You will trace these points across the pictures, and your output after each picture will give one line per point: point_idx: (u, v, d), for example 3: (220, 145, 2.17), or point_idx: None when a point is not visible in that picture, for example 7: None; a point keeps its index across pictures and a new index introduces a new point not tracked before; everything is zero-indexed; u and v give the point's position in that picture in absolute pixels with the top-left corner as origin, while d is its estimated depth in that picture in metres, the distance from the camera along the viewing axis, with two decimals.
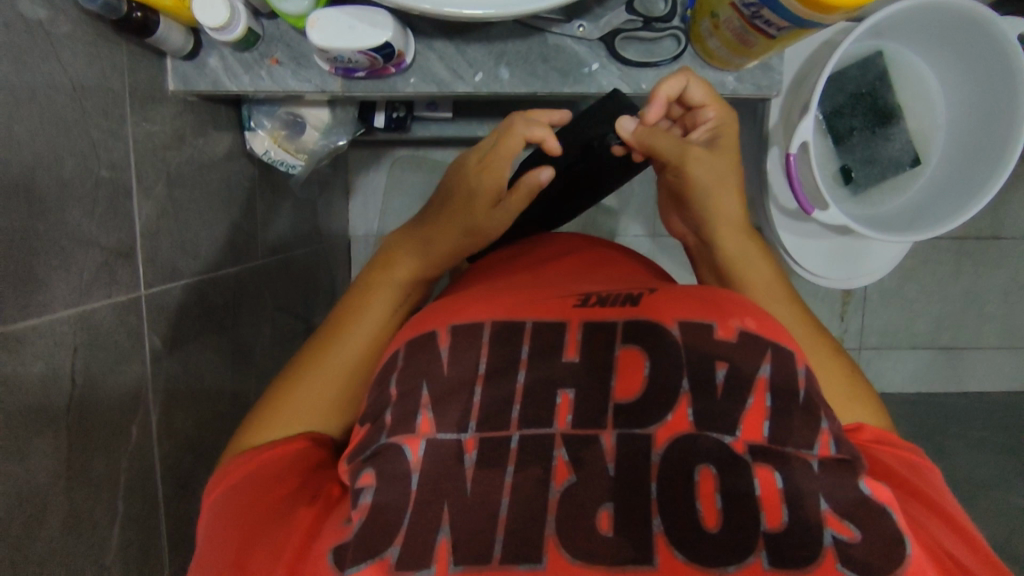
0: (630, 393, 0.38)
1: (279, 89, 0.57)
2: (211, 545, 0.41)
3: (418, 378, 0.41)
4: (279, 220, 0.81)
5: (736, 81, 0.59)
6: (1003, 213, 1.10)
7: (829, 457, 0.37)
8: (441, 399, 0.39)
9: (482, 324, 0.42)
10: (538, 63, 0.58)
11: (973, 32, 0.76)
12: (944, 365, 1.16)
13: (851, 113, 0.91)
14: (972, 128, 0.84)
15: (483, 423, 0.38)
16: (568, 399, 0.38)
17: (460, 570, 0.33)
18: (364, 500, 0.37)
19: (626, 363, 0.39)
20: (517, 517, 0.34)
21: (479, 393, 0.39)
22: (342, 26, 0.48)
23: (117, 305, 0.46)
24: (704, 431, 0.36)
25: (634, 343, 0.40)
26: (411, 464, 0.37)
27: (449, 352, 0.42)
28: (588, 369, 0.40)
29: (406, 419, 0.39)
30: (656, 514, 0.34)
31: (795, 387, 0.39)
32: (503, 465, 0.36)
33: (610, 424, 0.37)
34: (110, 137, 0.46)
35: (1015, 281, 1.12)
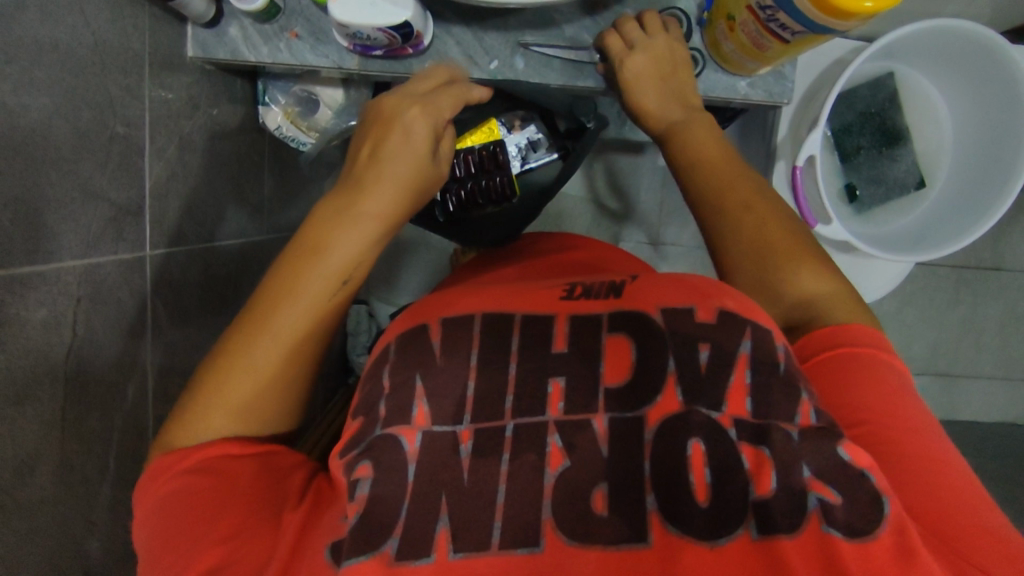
0: (618, 376, 0.38)
1: (297, 63, 0.57)
2: (179, 538, 0.39)
3: (412, 370, 0.41)
4: (285, 199, 0.81)
5: (748, 87, 0.60)
6: (1003, 243, 1.11)
7: (810, 426, 0.37)
8: (435, 390, 0.40)
9: (472, 317, 0.43)
10: (553, 54, 0.59)
11: (983, 59, 0.77)
12: (937, 392, 1.16)
13: (860, 132, 0.92)
14: (979, 152, 0.84)
15: (478, 414, 0.38)
16: (559, 387, 0.39)
17: (460, 557, 0.34)
18: (362, 491, 0.36)
19: (613, 349, 0.40)
20: (514, 503, 0.35)
21: (472, 386, 0.40)
22: (363, 2, 0.48)
23: (122, 263, 0.47)
24: (694, 406, 0.37)
25: (620, 331, 0.41)
26: (408, 455, 0.37)
27: (441, 345, 0.42)
28: (578, 359, 0.40)
29: (402, 409, 0.39)
30: (650, 492, 0.35)
31: (774, 359, 0.39)
32: (498, 453, 0.36)
33: (601, 407, 0.37)
34: (127, 95, 0.46)
35: (1011, 313, 1.13)
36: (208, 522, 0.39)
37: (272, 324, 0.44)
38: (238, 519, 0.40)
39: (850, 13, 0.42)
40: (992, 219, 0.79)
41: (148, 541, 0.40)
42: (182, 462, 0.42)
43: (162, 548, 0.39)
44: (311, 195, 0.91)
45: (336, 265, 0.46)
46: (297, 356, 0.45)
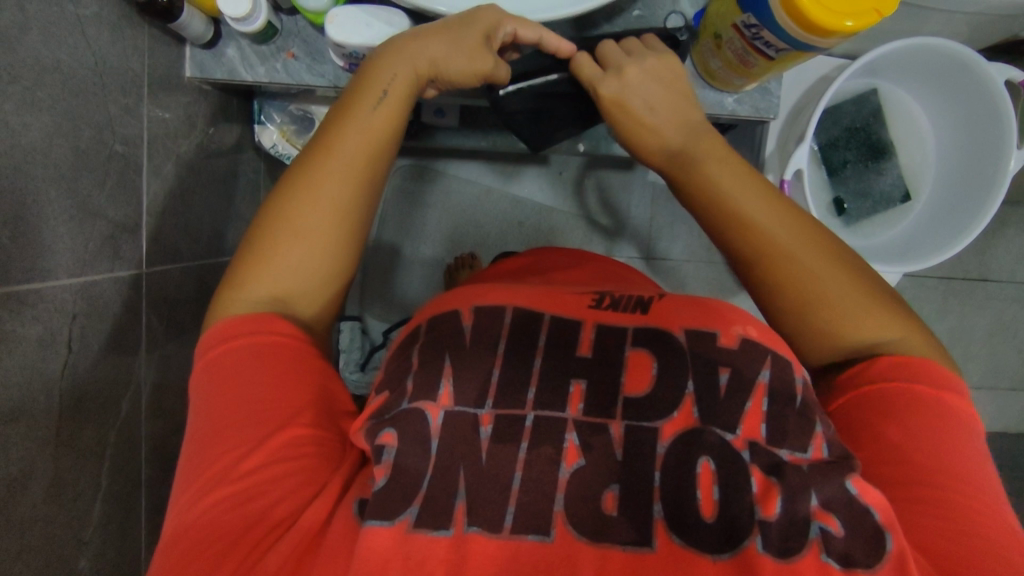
0: (640, 387, 0.39)
1: (293, 83, 0.57)
2: (227, 445, 0.37)
3: (442, 350, 0.42)
4: None
5: (735, 103, 0.61)
6: (988, 253, 1.14)
7: (821, 460, 0.37)
8: (461, 371, 0.40)
9: (504, 308, 0.44)
10: None
11: (962, 76, 0.80)
12: None
13: (846, 146, 0.94)
14: (961, 166, 0.87)
15: (500, 400, 0.39)
16: (580, 389, 0.39)
17: (475, 531, 0.35)
18: (387, 458, 0.37)
19: (634, 363, 0.40)
20: (528, 491, 0.36)
21: (496, 373, 0.40)
22: (359, 22, 0.49)
23: (118, 280, 0.47)
24: (708, 425, 0.37)
25: (644, 346, 0.41)
26: (431, 430, 0.38)
27: (472, 327, 0.43)
28: (599, 364, 0.41)
29: (427, 386, 0.40)
30: (658, 500, 0.35)
31: (792, 392, 0.39)
32: (517, 441, 0.37)
33: (619, 414, 0.38)
34: (125, 114, 0.47)
35: (999, 323, 1.16)
36: (262, 433, 0.38)
37: (305, 202, 0.44)
38: (287, 445, 0.38)
39: (830, 32, 0.43)
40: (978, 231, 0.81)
41: (198, 422, 0.39)
42: (241, 333, 0.41)
43: (210, 437, 0.38)
44: None
45: (383, 118, 0.46)
46: (341, 225, 0.45)
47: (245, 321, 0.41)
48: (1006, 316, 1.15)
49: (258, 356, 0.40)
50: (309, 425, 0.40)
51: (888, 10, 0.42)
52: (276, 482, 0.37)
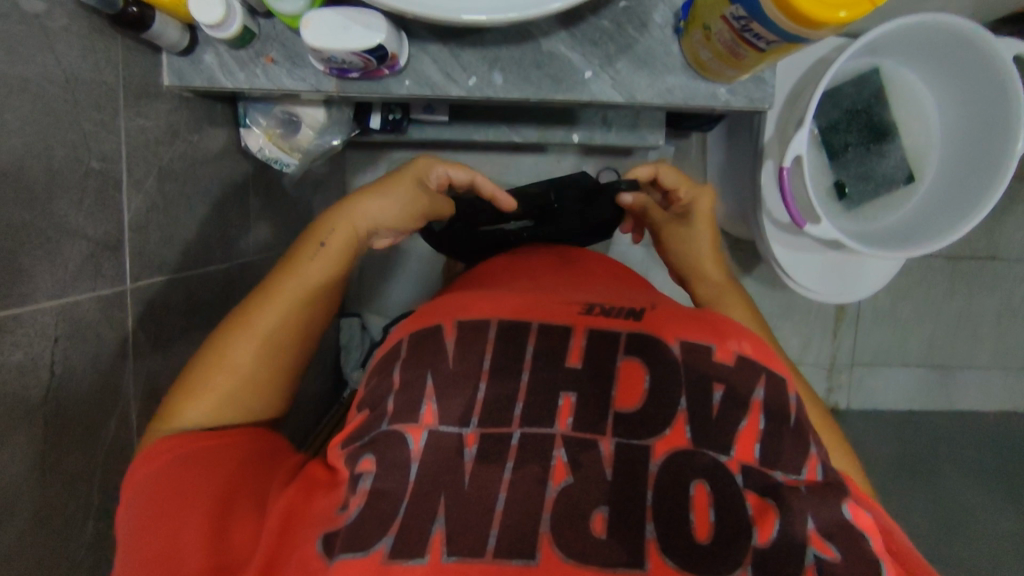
0: (630, 403, 0.43)
1: (274, 88, 0.56)
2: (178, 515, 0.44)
3: (424, 369, 0.46)
4: (271, 218, 0.82)
5: (728, 94, 0.58)
6: (997, 233, 1.21)
7: (816, 480, 0.43)
8: (444, 391, 0.44)
9: (489, 320, 0.48)
10: (532, 69, 0.56)
11: (966, 53, 0.78)
12: (938, 383, 1.28)
13: (846, 129, 0.92)
14: (965, 147, 0.85)
15: (484, 419, 0.43)
16: (570, 402, 0.43)
17: (454, 559, 0.37)
18: (364, 484, 0.42)
19: (627, 376, 0.45)
20: (511, 510, 0.39)
21: (483, 390, 0.44)
22: (336, 26, 0.48)
23: (101, 299, 0.46)
24: (700, 448, 0.41)
25: (635, 355, 0.46)
26: (411, 453, 0.42)
27: (455, 345, 0.47)
28: (590, 375, 0.45)
29: (411, 407, 0.44)
30: (650, 520, 0.38)
31: (786, 412, 0.45)
32: (503, 461, 0.41)
33: (609, 431, 0.42)
34: (101, 130, 0.46)
35: (1006, 304, 1.24)
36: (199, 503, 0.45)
37: (251, 335, 0.55)
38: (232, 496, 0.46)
39: (822, 24, 0.41)
40: (971, 224, 0.80)
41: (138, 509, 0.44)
42: (177, 446, 0.48)
43: (162, 511, 0.44)
44: (294, 211, 0.90)
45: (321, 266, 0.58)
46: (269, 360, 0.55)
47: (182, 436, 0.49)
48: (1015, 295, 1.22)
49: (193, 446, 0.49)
50: (236, 486, 0.47)
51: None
52: (225, 536, 0.44)
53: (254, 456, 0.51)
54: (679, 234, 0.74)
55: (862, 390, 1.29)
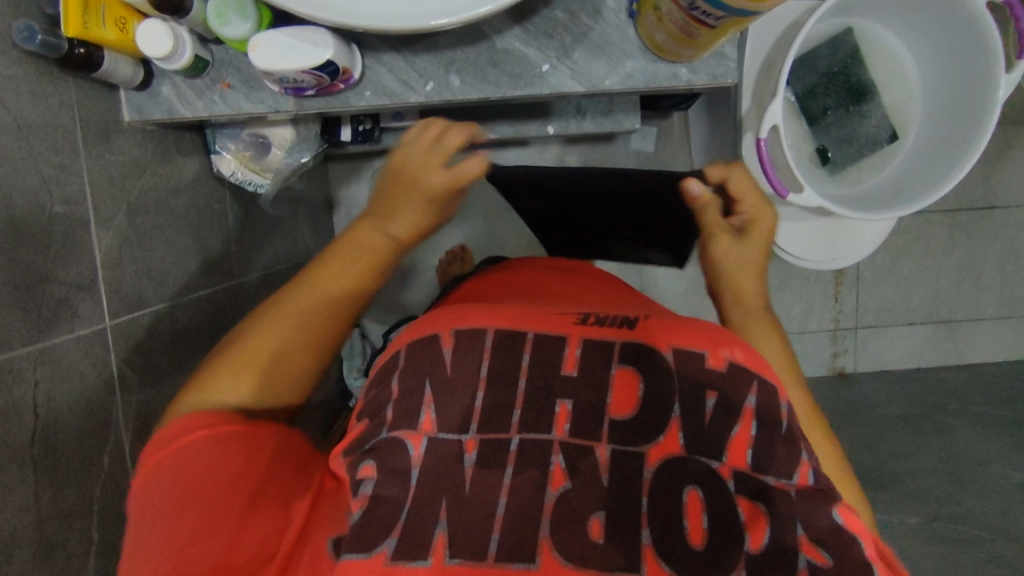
0: (627, 411, 0.44)
1: (234, 113, 0.56)
2: (188, 513, 0.43)
3: (420, 377, 0.46)
4: (255, 239, 0.83)
5: (690, 73, 0.57)
6: (992, 182, 1.28)
7: (807, 486, 0.43)
8: (441, 398, 0.45)
9: (485, 330, 0.49)
10: (488, 68, 0.56)
11: (939, 4, 0.77)
12: (944, 337, 1.36)
13: (825, 93, 0.91)
14: (947, 101, 0.84)
15: (483, 425, 0.44)
16: (566, 409, 0.44)
17: (455, 562, 0.38)
18: (365, 490, 0.42)
19: (622, 385, 0.45)
20: (511, 516, 0.39)
21: (481, 397, 0.45)
22: (283, 47, 0.47)
23: (80, 339, 0.47)
24: (693, 454, 0.42)
25: (630, 364, 0.46)
26: (412, 460, 0.42)
27: (451, 353, 0.48)
28: (586, 384, 0.46)
29: (409, 415, 0.44)
30: (645, 526, 0.39)
31: (778, 418, 0.45)
32: (502, 466, 0.42)
33: (605, 438, 0.43)
34: (61, 173, 0.46)
35: (1008, 251, 1.32)
36: (224, 498, 0.44)
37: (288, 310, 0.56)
38: (250, 498, 0.45)
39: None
40: (960, 173, 0.79)
41: (167, 492, 0.43)
42: (195, 429, 0.46)
43: (177, 506, 0.43)
44: (279, 230, 0.91)
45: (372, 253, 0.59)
46: (298, 341, 0.56)
47: (200, 417, 0.48)
48: (1013, 242, 1.32)
49: (208, 432, 0.46)
50: (262, 483, 0.46)
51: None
52: (238, 542, 0.43)
53: (282, 455, 0.49)
54: (726, 251, 0.67)
55: (869, 351, 1.37)
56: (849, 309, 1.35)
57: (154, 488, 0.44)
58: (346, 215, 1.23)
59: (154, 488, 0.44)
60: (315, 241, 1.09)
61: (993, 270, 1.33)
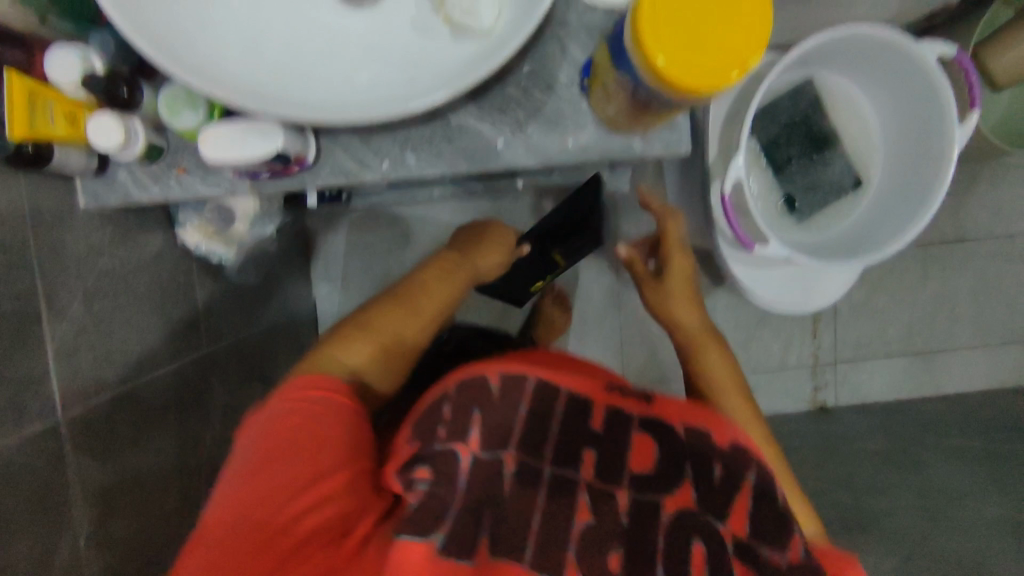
0: (643, 466, 0.56)
1: (190, 196, 0.56)
2: (286, 461, 0.49)
3: (471, 405, 0.59)
4: (225, 304, 0.82)
5: (644, 143, 0.58)
6: (960, 215, 1.30)
7: (797, 560, 0.52)
8: (489, 425, 0.58)
9: (529, 384, 0.61)
10: (443, 145, 0.57)
11: (893, 59, 0.79)
12: (923, 368, 1.37)
13: (788, 143, 0.92)
14: (906, 150, 0.86)
15: (524, 454, 0.57)
16: (591, 456, 0.57)
17: (498, 559, 0.51)
18: (420, 488, 0.53)
19: (640, 446, 0.58)
20: (544, 532, 0.52)
21: (518, 434, 0.58)
22: (233, 139, 0.48)
23: (30, 438, 0.47)
24: (699, 511, 0.54)
25: (647, 432, 0.58)
26: (461, 468, 0.55)
27: (498, 388, 0.61)
28: (606, 438, 0.58)
29: (461, 432, 0.57)
30: (658, 562, 0.51)
31: (772, 493, 0.56)
32: (538, 490, 0.55)
33: (625, 485, 0.55)
34: (9, 271, 0.46)
35: (980, 281, 1.34)
36: (315, 465, 0.50)
37: (387, 305, 0.68)
38: (331, 474, 0.51)
39: (678, 86, 0.42)
40: (922, 220, 0.80)
41: (270, 438, 0.50)
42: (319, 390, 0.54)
43: (277, 452, 0.50)
44: (252, 290, 0.91)
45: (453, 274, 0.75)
46: (392, 329, 0.66)
47: (317, 377, 0.56)
48: (985, 272, 1.33)
49: (325, 405, 0.54)
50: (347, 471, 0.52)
51: (726, 85, 0.42)
52: (307, 504, 0.49)
53: (366, 458, 0.55)
54: (656, 294, 0.81)
55: (850, 385, 1.37)
56: (828, 344, 1.36)
57: (266, 427, 0.51)
58: (322, 267, 1.23)
59: (260, 429, 0.51)
60: (291, 295, 1.08)
61: (968, 299, 1.34)
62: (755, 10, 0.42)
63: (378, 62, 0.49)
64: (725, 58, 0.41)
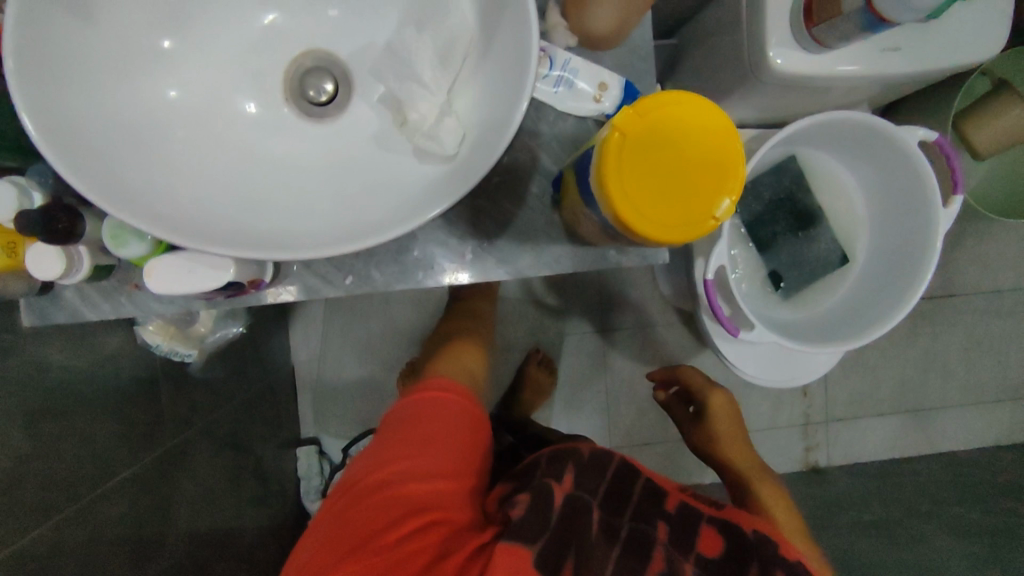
0: (710, 551, 0.62)
1: (142, 312, 0.54)
2: (413, 448, 0.56)
3: (565, 462, 0.65)
4: (201, 385, 0.79)
5: (619, 254, 0.56)
6: (949, 272, 1.29)
7: None
8: (581, 479, 0.64)
9: (612, 462, 0.68)
10: (408, 259, 0.54)
11: (876, 142, 0.78)
12: (916, 427, 1.34)
13: (772, 220, 0.90)
14: (891, 229, 0.84)
15: (604, 514, 0.62)
16: (662, 530, 0.63)
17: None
18: (520, 508, 0.57)
19: (707, 536, 0.63)
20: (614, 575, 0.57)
21: (601, 498, 0.63)
22: (181, 270, 0.46)
23: None
24: None
25: (713, 527, 0.64)
26: (556, 499, 0.59)
27: (585, 457, 0.67)
28: (678, 522, 0.64)
29: (557, 476, 0.62)
30: None
31: None
32: (614, 543, 0.60)
33: (691, 558, 0.61)
34: None
35: (970, 338, 1.32)
36: (435, 460, 0.56)
37: (450, 353, 0.72)
38: (448, 473, 0.56)
39: (636, 230, 0.38)
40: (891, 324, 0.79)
41: (406, 427, 0.58)
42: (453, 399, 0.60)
43: (408, 438, 0.57)
44: (233, 366, 0.88)
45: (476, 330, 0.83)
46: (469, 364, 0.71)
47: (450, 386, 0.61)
48: (974, 328, 1.31)
49: (451, 411, 0.59)
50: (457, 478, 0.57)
51: (693, 239, 0.39)
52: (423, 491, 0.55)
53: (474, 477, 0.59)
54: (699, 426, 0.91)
55: (843, 444, 1.34)
56: (819, 403, 1.33)
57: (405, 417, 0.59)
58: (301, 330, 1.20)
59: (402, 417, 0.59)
60: (269, 362, 1.05)
61: (958, 356, 1.32)
62: (726, 163, 0.39)
63: (340, 184, 0.47)
64: (691, 215, 0.38)
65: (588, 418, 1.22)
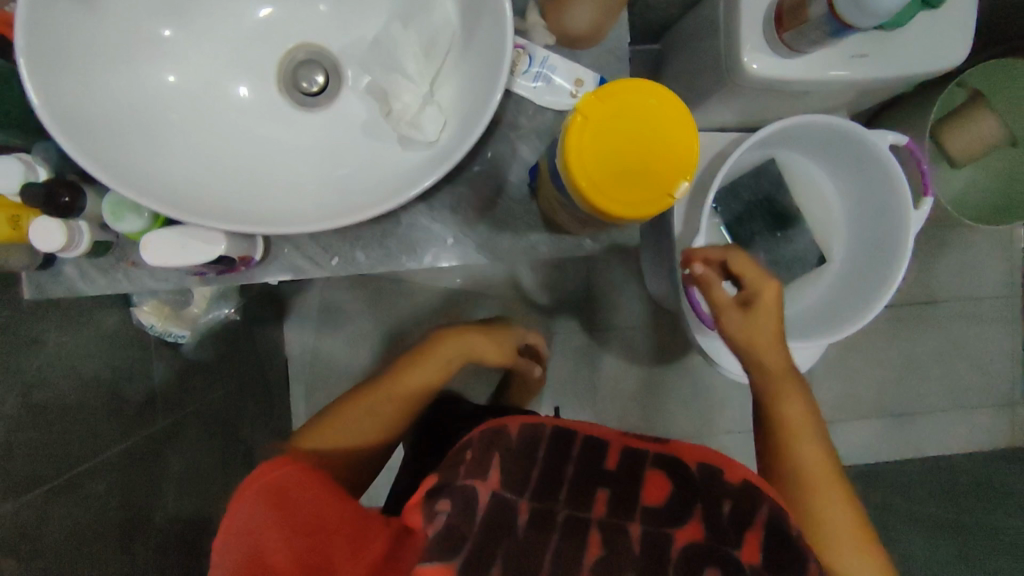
0: (655, 499, 0.55)
1: (137, 289, 0.58)
2: (273, 542, 0.50)
3: (491, 447, 0.56)
4: (195, 369, 0.81)
5: (594, 242, 0.59)
6: (930, 278, 1.32)
7: None
8: (507, 461, 0.56)
9: (542, 426, 0.60)
10: (391, 243, 0.57)
11: (850, 144, 0.81)
12: (900, 431, 1.35)
13: (751, 220, 0.93)
14: (867, 225, 0.87)
15: (537, 493, 0.55)
16: (604, 496, 0.55)
17: None
18: (439, 517, 0.51)
19: (653, 481, 0.56)
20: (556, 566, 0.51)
21: (538, 469, 0.56)
22: (175, 244, 0.49)
23: None
24: (710, 544, 0.52)
25: (659, 469, 0.57)
26: (479, 502, 0.53)
27: (515, 430, 0.59)
28: (621, 477, 0.56)
29: (480, 467, 0.54)
30: None
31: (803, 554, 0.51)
32: (551, 530, 0.53)
33: (637, 517, 0.54)
34: None
35: (953, 342, 1.34)
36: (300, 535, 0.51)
37: (376, 390, 0.68)
38: (325, 533, 0.51)
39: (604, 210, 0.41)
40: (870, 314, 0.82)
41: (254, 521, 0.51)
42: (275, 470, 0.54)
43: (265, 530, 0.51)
44: (226, 353, 0.91)
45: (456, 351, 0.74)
46: (374, 410, 0.67)
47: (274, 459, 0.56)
48: (956, 333, 1.34)
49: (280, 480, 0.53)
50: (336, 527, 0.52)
51: (655, 214, 0.41)
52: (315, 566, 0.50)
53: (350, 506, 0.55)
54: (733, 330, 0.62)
55: None
56: None
57: (244, 515, 0.52)
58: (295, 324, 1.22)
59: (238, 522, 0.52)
60: (262, 352, 1.07)
61: (940, 359, 1.34)
62: (681, 143, 0.42)
63: (329, 167, 0.50)
64: (650, 191, 0.41)
65: (575, 415, 1.24)
